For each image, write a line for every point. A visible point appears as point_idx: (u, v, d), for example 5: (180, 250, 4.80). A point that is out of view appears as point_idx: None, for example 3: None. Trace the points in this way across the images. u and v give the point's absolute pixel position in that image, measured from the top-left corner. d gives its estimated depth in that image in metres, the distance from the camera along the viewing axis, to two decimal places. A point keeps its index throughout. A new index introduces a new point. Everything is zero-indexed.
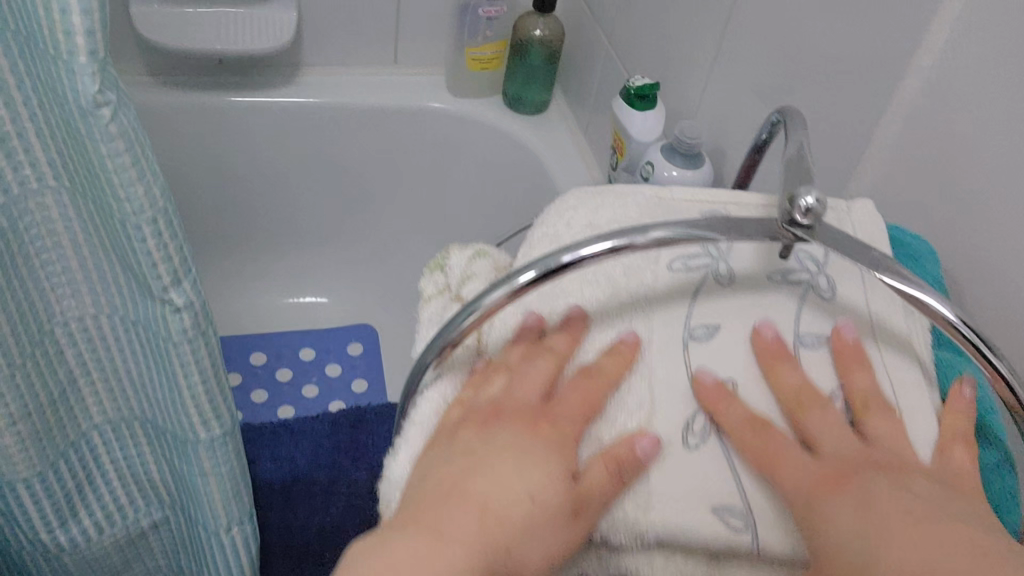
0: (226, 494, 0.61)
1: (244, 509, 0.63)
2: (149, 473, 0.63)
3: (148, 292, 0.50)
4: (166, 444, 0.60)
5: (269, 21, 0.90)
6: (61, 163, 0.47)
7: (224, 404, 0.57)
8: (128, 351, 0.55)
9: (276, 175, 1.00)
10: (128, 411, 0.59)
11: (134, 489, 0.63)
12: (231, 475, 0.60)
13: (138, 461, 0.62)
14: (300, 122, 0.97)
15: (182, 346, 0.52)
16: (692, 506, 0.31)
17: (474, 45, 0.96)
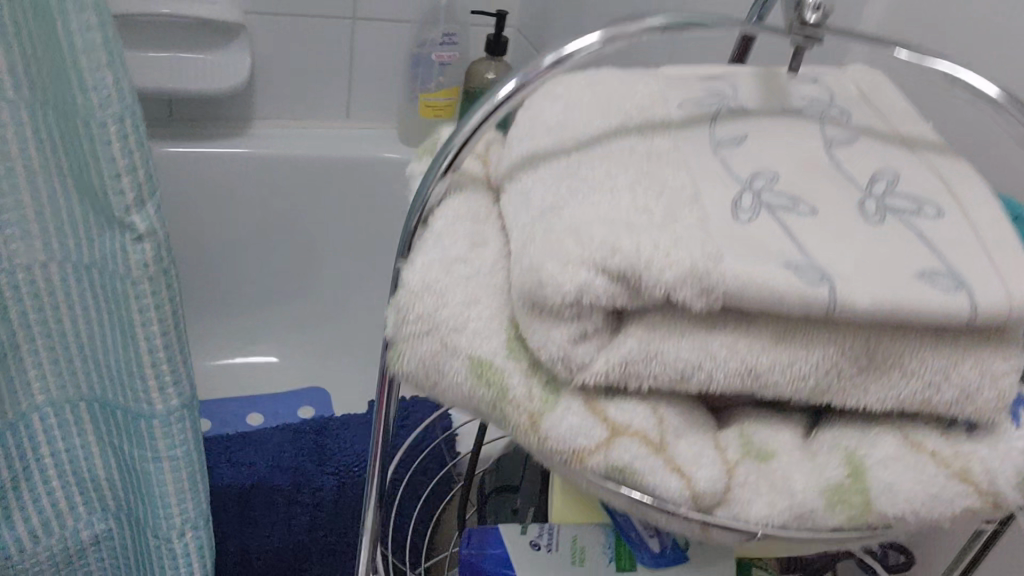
0: (180, 483, 0.56)
1: (201, 509, 0.58)
2: (94, 471, 0.58)
3: (108, 217, 0.47)
4: (116, 425, 0.55)
5: (226, 61, 0.90)
6: (26, 68, 0.44)
7: (182, 369, 0.53)
8: (80, 305, 0.51)
9: (226, 228, 0.98)
10: (73, 391, 0.55)
11: (76, 492, 0.58)
12: (187, 460, 0.56)
13: (81, 455, 0.57)
14: (252, 174, 0.96)
15: (142, 283, 0.48)
16: (762, 261, 0.29)
17: (428, 92, 0.97)
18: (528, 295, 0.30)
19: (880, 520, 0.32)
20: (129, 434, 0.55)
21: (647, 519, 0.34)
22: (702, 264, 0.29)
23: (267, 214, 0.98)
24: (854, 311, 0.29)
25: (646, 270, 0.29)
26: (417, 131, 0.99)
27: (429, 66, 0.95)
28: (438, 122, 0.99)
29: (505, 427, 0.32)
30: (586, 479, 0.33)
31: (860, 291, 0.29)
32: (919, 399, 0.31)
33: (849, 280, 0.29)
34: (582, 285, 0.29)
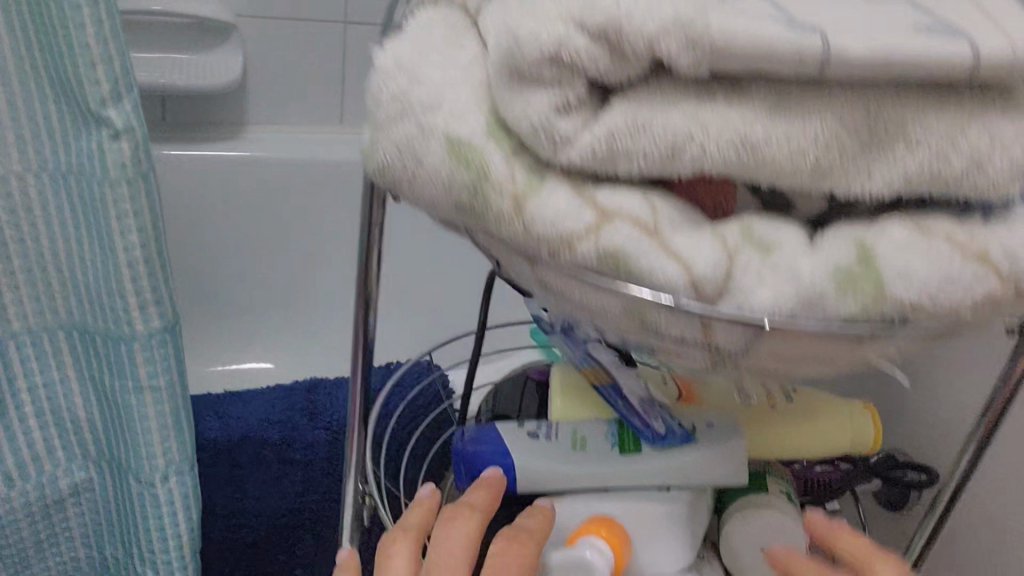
0: (164, 421, 0.54)
1: (186, 453, 0.55)
2: (76, 413, 0.55)
3: (85, 113, 0.46)
4: (96, 354, 0.53)
5: (219, 60, 0.92)
6: None
7: (163, 290, 0.52)
8: (57, 219, 0.50)
9: (224, 231, 0.97)
10: (52, 319, 0.52)
11: (56, 435, 0.55)
12: (170, 394, 0.53)
13: (62, 392, 0.54)
14: (252, 177, 0.96)
15: (120, 187, 0.48)
16: (750, 18, 0.28)
17: None
18: (506, 59, 0.29)
19: (895, 308, 0.30)
20: (109, 364, 0.53)
21: (644, 334, 0.32)
22: (687, 15, 0.27)
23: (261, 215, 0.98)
24: (849, 58, 0.28)
25: (628, 25, 0.27)
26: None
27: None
28: None
29: (490, 222, 0.31)
30: (578, 284, 0.31)
31: (854, 43, 0.28)
32: (926, 172, 0.30)
33: (843, 33, 0.28)
34: (560, 36, 0.28)
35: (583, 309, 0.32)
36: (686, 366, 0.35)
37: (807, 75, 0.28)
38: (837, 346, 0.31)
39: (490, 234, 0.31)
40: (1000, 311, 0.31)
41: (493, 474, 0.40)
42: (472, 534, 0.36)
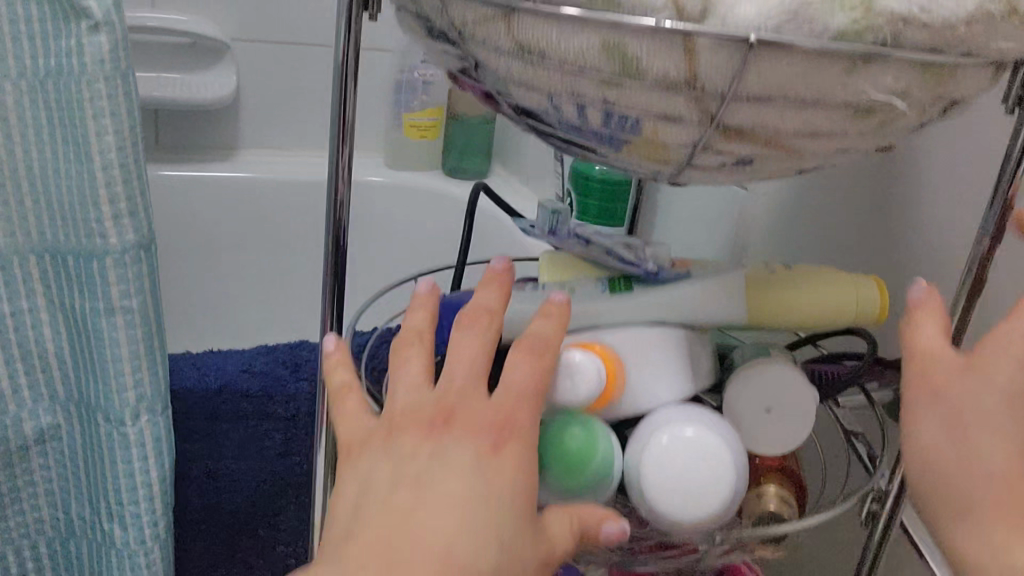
0: (137, 348, 0.51)
1: (158, 388, 0.52)
2: (43, 347, 0.52)
3: (65, 7, 0.46)
4: (66, 277, 0.51)
5: (210, 81, 0.94)
6: None
7: (140, 202, 0.50)
8: (32, 129, 0.49)
9: (213, 251, 0.98)
10: (21, 241, 0.50)
11: (21, 372, 0.51)
12: (145, 318, 0.51)
13: (28, 323, 0.51)
14: (245, 200, 0.97)
15: (99, 84, 0.47)
16: None
17: (412, 113, 1.01)
18: None
19: (889, 21, 0.28)
20: (79, 286, 0.50)
21: (630, 87, 0.30)
22: None
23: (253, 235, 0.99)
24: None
25: None
26: (403, 153, 1.04)
27: (413, 91, 1.01)
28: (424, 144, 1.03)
29: None
30: (557, 27, 0.30)
31: None
32: None
33: None
34: None
35: (564, 68, 0.31)
36: (677, 154, 0.33)
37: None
38: (829, 75, 0.29)
39: None
40: (1000, 30, 0.30)
41: (499, 268, 0.37)
42: (481, 343, 0.35)
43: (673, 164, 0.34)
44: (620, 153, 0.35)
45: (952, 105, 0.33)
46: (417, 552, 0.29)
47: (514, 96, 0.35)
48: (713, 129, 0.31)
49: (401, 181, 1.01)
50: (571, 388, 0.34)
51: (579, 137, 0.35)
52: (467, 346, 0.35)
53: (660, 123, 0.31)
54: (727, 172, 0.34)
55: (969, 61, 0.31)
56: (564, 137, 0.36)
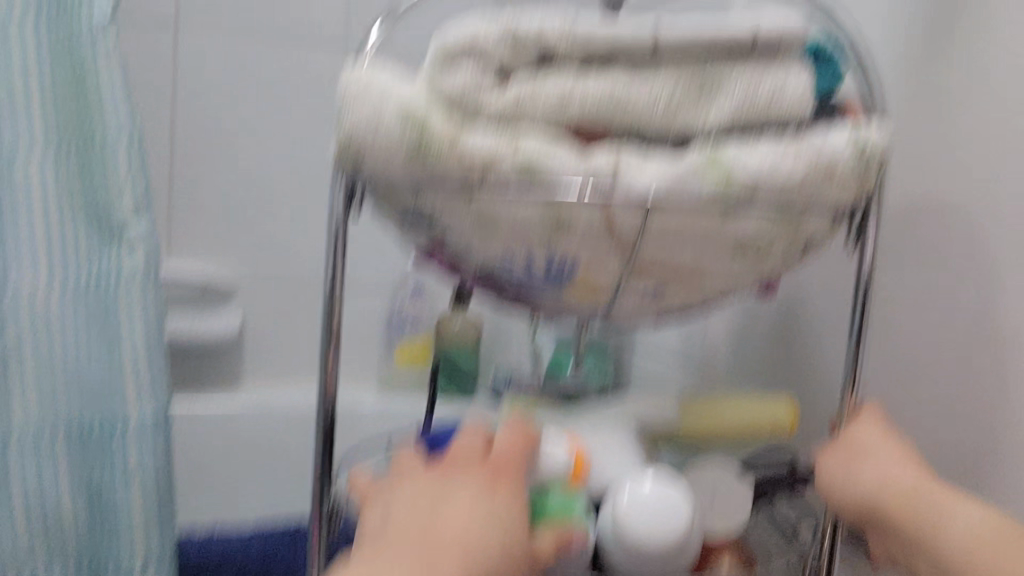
0: (149, 497, 0.63)
1: (165, 540, 0.64)
2: (62, 507, 0.62)
3: (112, 227, 0.64)
4: (91, 447, 0.63)
5: (219, 320, 1.12)
6: (51, 128, 0.63)
7: (158, 381, 0.63)
8: (69, 323, 0.62)
9: (216, 477, 1.02)
10: (58, 415, 0.62)
11: (44, 530, 0.62)
12: (157, 476, 0.63)
13: (54, 490, 0.62)
14: (246, 427, 1.03)
15: (132, 285, 0.63)
16: (612, 27, 0.41)
17: (404, 339, 1.11)
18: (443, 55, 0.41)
19: (745, 181, 0.39)
20: (104, 453, 0.63)
21: (566, 235, 0.41)
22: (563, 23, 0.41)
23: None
24: (671, 32, 0.41)
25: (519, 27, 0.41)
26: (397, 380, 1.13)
27: (401, 324, 1.11)
28: (415, 368, 1.11)
29: (433, 160, 0.40)
30: (505, 197, 0.41)
31: (673, 31, 0.41)
32: (750, 100, 0.41)
33: (668, 27, 0.41)
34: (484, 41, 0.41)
35: (512, 227, 0.42)
36: (609, 289, 0.44)
37: (644, 41, 0.41)
38: (710, 218, 0.40)
39: (431, 177, 0.41)
40: (835, 185, 0.40)
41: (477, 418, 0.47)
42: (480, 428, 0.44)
43: (605, 297, 0.45)
44: (561, 293, 0.45)
45: (810, 241, 0.44)
46: (425, 563, 0.37)
47: (474, 258, 0.45)
48: (629, 265, 0.43)
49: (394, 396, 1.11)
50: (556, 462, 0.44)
51: (529, 283, 0.45)
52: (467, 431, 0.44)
53: (592, 258, 0.42)
54: (645, 299, 0.45)
55: (814, 209, 0.41)
56: (515, 286, 0.46)
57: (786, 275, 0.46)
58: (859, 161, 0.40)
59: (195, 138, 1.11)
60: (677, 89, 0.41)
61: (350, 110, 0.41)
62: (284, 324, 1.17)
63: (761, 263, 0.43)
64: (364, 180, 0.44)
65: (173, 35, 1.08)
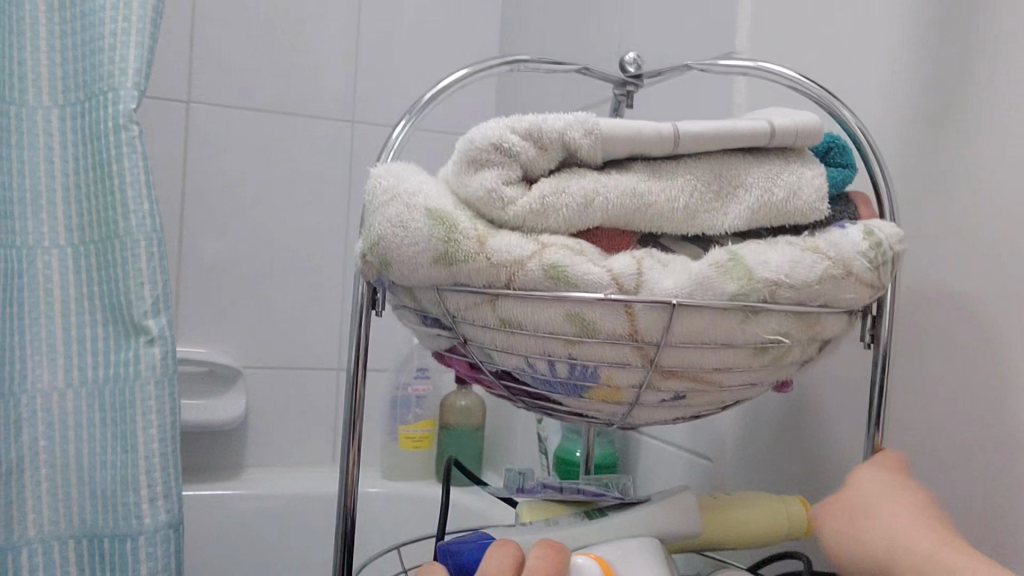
0: None
1: None
2: None
3: (131, 328, 0.61)
4: (101, 559, 0.60)
5: (224, 404, 1.12)
6: (75, 226, 0.64)
7: (174, 488, 0.60)
8: (87, 429, 0.61)
9: (225, 559, 1.05)
10: (69, 528, 0.60)
11: None
12: None
13: None
14: (252, 506, 1.08)
15: (148, 385, 0.60)
16: (637, 124, 0.42)
17: (406, 424, 1.13)
18: (471, 155, 0.42)
19: (765, 283, 0.41)
20: (112, 563, 0.59)
21: (588, 343, 0.42)
22: (589, 118, 0.42)
23: (257, 544, 1.07)
24: (692, 131, 0.42)
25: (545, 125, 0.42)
26: (399, 467, 1.14)
27: (406, 403, 1.13)
28: (419, 453, 1.13)
29: (459, 263, 0.41)
30: (533, 302, 0.41)
31: (695, 130, 0.42)
32: (767, 202, 0.42)
33: (690, 126, 0.42)
34: (512, 140, 0.42)
35: (538, 334, 0.42)
36: (632, 396, 0.44)
37: (667, 147, 0.42)
38: (729, 323, 0.41)
39: (459, 279, 0.42)
40: (842, 286, 0.42)
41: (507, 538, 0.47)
42: (510, 552, 0.43)
43: (625, 403, 0.45)
44: (582, 398, 0.45)
45: (825, 342, 0.45)
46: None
47: (496, 362, 0.45)
48: (652, 372, 0.42)
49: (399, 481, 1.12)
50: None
51: (550, 388, 0.45)
52: (495, 557, 0.43)
53: (614, 367, 0.42)
54: (666, 405, 0.45)
55: (829, 310, 0.43)
56: (537, 391, 0.46)
57: (803, 374, 0.46)
58: (870, 264, 0.42)
59: (202, 227, 1.15)
60: (698, 190, 0.42)
61: (377, 214, 0.43)
62: (289, 412, 1.20)
63: (777, 366, 0.44)
64: (390, 281, 0.45)
65: (184, 131, 1.13)
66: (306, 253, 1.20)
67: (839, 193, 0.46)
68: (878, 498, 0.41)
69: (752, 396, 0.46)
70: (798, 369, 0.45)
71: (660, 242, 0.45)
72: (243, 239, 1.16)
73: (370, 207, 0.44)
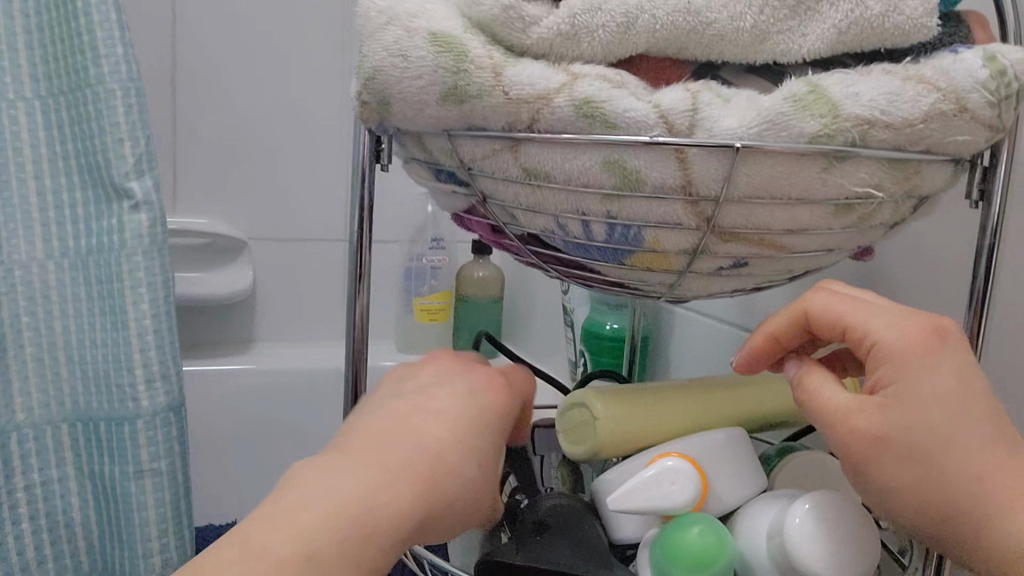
0: (167, 505, 0.55)
1: (183, 549, 0.56)
2: (68, 517, 0.56)
3: (112, 191, 0.54)
4: (98, 446, 0.56)
5: (227, 279, 1.07)
6: (43, 75, 0.56)
7: (173, 371, 0.55)
8: (74, 303, 0.56)
9: (236, 432, 1.03)
10: (60, 412, 0.56)
11: (45, 542, 0.56)
12: (172, 480, 0.55)
13: (58, 491, 0.56)
14: (264, 381, 1.05)
15: (136, 256, 0.54)
16: None
17: (422, 296, 1.08)
18: None
19: (855, 123, 0.32)
20: (110, 454, 0.55)
21: (629, 198, 0.34)
22: None
23: (264, 418, 1.05)
24: None
25: None
26: (413, 340, 1.09)
27: (421, 275, 1.08)
28: (434, 326, 1.09)
29: (471, 99, 0.34)
30: (560, 149, 0.34)
31: None
32: (859, 23, 0.33)
33: None
34: None
35: (570, 188, 0.35)
36: (683, 264, 0.37)
37: None
38: (808, 174, 0.33)
39: (471, 120, 0.35)
40: (952, 128, 0.33)
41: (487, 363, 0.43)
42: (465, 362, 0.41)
43: (675, 272, 0.37)
44: (623, 266, 0.38)
45: (923, 199, 0.37)
46: (374, 485, 0.31)
47: (522, 223, 0.38)
48: (708, 236, 0.35)
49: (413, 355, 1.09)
50: (675, 493, 0.36)
51: (585, 254, 0.38)
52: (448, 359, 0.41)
53: (661, 229, 0.35)
54: (723, 276, 0.38)
55: (932, 156, 0.34)
56: (570, 257, 0.40)
57: (885, 240, 0.39)
58: (991, 100, 0.33)
59: (197, 87, 1.06)
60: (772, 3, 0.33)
61: (376, 46, 0.35)
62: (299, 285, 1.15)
63: (861, 229, 0.36)
64: (396, 126, 0.38)
65: None
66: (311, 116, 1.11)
67: (949, 12, 0.37)
68: (890, 373, 0.32)
69: (825, 265, 0.39)
70: (884, 233, 0.38)
71: (722, 75, 0.37)
72: (241, 102, 1.08)
73: (366, 37, 0.36)
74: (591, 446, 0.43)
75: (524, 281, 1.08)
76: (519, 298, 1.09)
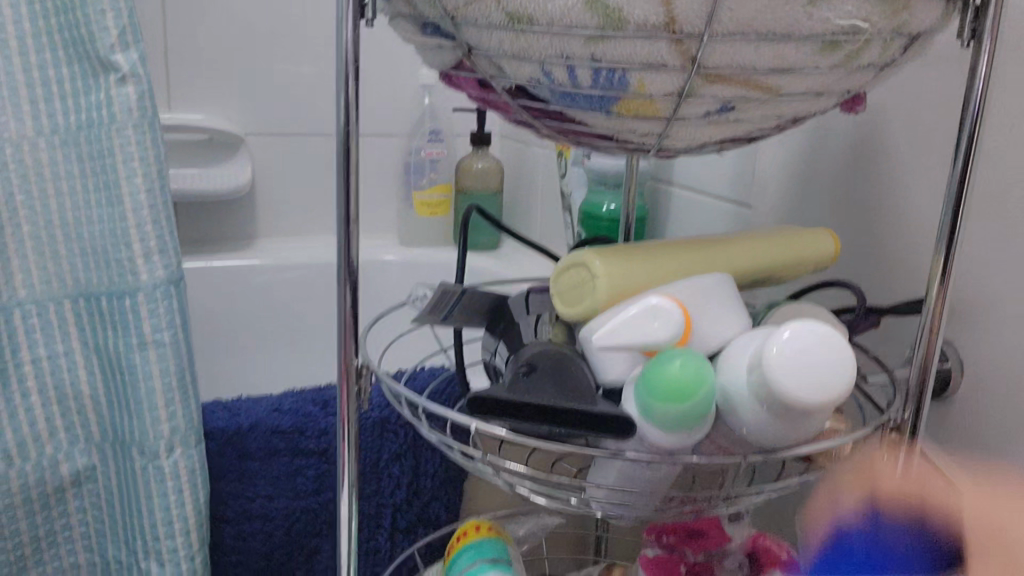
0: (174, 376, 0.59)
1: (188, 419, 0.59)
2: (76, 387, 0.60)
3: (98, 64, 0.56)
4: (99, 318, 0.59)
5: (225, 174, 1.07)
6: None
7: (170, 246, 0.59)
8: (66, 180, 0.58)
9: (239, 325, 1.05)
10: (62, 291, 0.59)
11: (56, 412, 0.60)
12: (175, 351, 0.59)
13: (63, 366, 0.59)
14: (266, 274, 1.06)
15: (127, 128, 0.56)
16: None
17: (421, 190, 1.08)
18: None
19: None
20: (113, 328, 0.59)
21: (614, 38, 0.34)
22: None
23: (268, 311, 1.06)
24: None
25: None
26: (414, 232, 1.10)
27: (421, 169, 1.07)
28: (436, 219, 1.09)
29: None
30: None
31: None
32: None
33: None
34: None
35: (554, 30, 0.34)
36: (670, 111, 0.37)
37: None
38: (794, 8, 0.32)
39: None
40: None
41: None
42: None
43: (662, 119, 0.37)
44: (610, 115, 0.38)
45: (914, 38, 0.37)
46: None
47: (508, 74, 0.38)
48: (693, 78, 0.35)
49: (412, 247, 1.09)
50: (657, 328, 0.39)
51: (572, 103, 0.38)
52: None
53: (647, 71, 0.34)
54: (710, 123, 0.38)
55: None
56: (556, 108, 0.40)
57: (874, 84, 0.39)
58: None
59: None
60: None
61: None
62: None
63: (849, 69, 0.36)
64: None
65: None
66: (303, 7, 1.09)
67: None
68: None
69: (813, 110, 0.39)
70: (874, 77, 0.38)
71: None
72: None
73: None
74: (593, 300, 0.43)
75: (522, 173, 1.08)
76: (518, 190, 1.10)
